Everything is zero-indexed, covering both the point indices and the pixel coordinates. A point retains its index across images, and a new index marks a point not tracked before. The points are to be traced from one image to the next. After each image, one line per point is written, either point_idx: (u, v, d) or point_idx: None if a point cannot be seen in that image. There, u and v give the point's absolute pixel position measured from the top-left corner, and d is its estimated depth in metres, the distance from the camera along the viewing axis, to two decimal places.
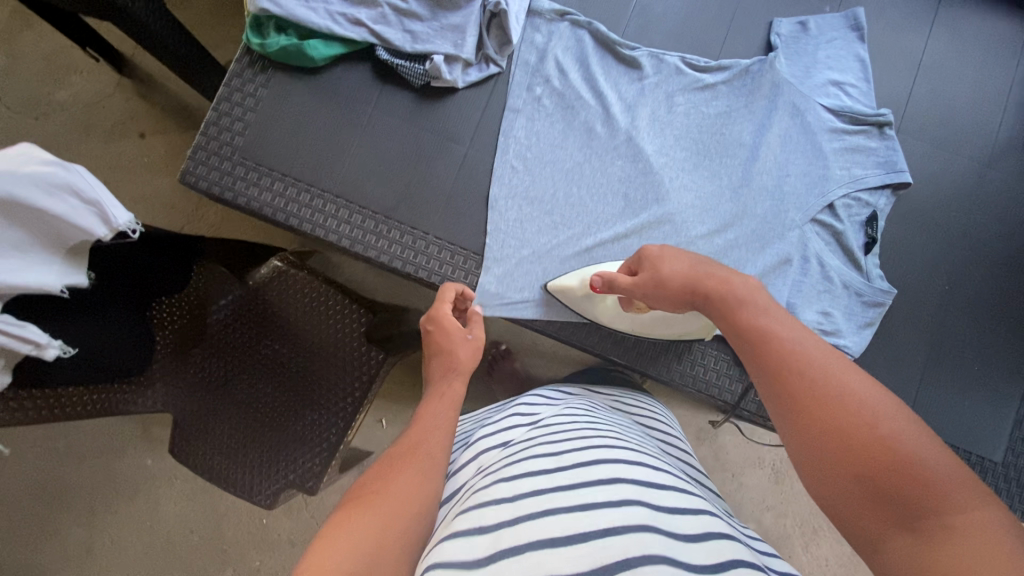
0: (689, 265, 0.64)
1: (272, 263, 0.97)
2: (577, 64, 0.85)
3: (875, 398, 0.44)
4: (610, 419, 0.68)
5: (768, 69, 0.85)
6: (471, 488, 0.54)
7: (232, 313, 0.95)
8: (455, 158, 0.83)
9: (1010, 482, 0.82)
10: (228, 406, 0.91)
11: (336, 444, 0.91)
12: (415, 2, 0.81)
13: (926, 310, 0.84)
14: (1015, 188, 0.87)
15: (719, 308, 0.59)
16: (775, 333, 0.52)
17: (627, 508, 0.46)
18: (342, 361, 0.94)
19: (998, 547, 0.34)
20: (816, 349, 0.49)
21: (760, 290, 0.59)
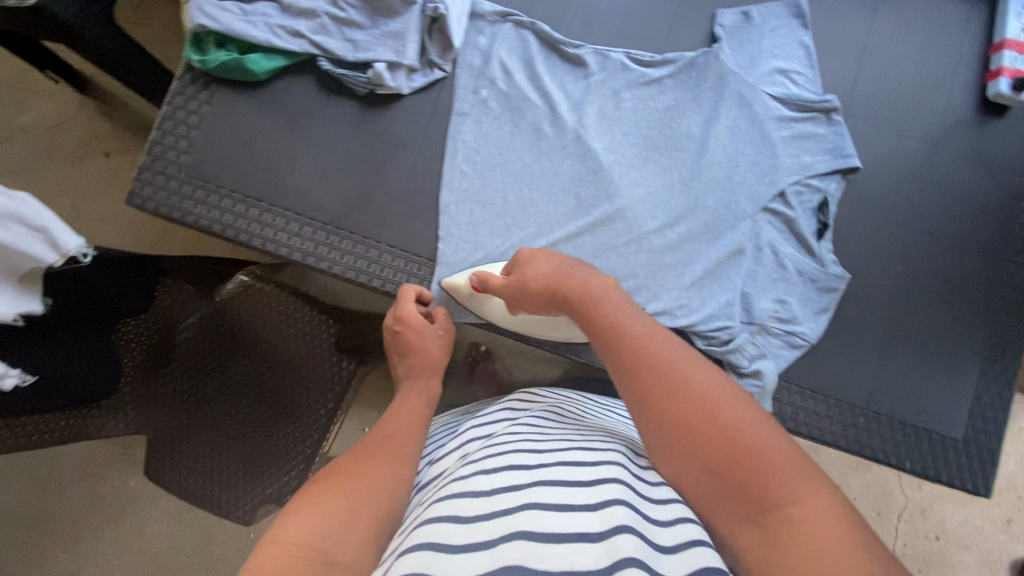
0: (554, 269, 0.68)
1: (237, 278, 0.96)
2: (522, 65, 0.84)
3: (714, 392, 0.50)
4: (589, 411, 0.68)
5: (713, 61, 0.85)
6: (451, 477, 0.53)
7: (201, 330, 0.94)
8: (404, 165, 0.83)
9: (970, 457, 0.83)
10: (204, 425, 0.89)
11: (313, 456, 0.91)
12: (354, 11, 0.80)
13: (884, 292, 0.85)
14: (964, 166, 0.88)
15: (581, 305, 0.62)
16: (629, 333, 0.57)
17: (604, 512, 0.45)
18: (314, 373, 0.94)
19: (824, 526, 0.41)
20: (664, 345, 0.55)
21: (614, 287, 0.63)
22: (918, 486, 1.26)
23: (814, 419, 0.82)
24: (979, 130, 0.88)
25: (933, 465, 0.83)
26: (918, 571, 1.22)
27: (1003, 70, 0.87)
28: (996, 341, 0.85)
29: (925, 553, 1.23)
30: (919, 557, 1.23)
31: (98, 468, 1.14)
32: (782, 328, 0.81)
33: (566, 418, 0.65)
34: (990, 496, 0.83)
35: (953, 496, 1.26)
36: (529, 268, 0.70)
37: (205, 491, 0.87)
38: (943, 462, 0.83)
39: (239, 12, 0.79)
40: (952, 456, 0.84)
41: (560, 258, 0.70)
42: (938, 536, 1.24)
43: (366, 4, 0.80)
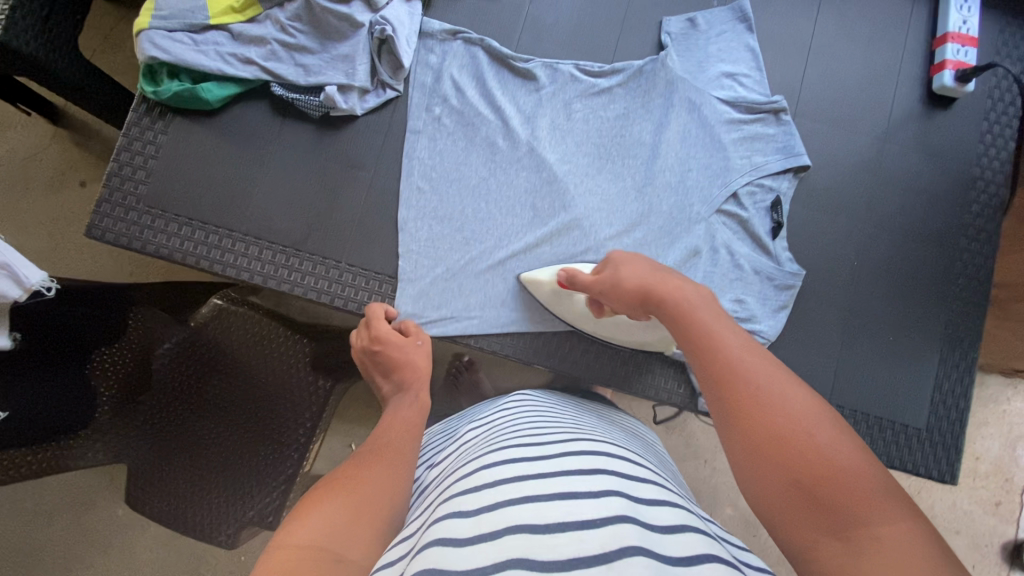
0: (651, 273, 0.65)
1: (211, 303, 0.97)
2: (473, 80, 0.86)
3: (795, 396, 0.46)
4: (588, 422, 0.69)
5: (660, 68, 0.87)
6: (453, 478, 0.54)
7: (177, 356, 0.93)
8: (361, 184, 0.83)
9: (935, 445, 0.84)
10: (183, 451, 0.88)
11: (293, 474, 0.91)
12: (303, 36, 0.81)
13: (842, 286, 0.86)
14: (914, 158, 0.89)
15: (666, 306, 0.60)
16: (715, 336, 0.53)
17: (605, 498, 0.45)
18: (291, 394, 0.94)
19: (917, 554, 0.36)
20: (744, 347, 0.52)
21: (697, 292, 0.60)
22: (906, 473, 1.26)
23: None
24: (926, 123, 0.90)
25: (898, 455, 0.84)
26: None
27: (947, 63, 0.88)
28: (954, 329, 0.87)
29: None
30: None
31: (86, 497, 1.14)
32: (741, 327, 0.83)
33: (559, 419, 0.66)
34: (956, 482, 0.84)
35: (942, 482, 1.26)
36: (624, 272, 0.67)
37: (186, 516, 0.86)
38: (907, 452, 0.84)
39: (190, 42, 0.80)
40: (917, 445, 0.85)
41: (654, 265, 0.67)
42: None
43: (315, 29, 0.81)
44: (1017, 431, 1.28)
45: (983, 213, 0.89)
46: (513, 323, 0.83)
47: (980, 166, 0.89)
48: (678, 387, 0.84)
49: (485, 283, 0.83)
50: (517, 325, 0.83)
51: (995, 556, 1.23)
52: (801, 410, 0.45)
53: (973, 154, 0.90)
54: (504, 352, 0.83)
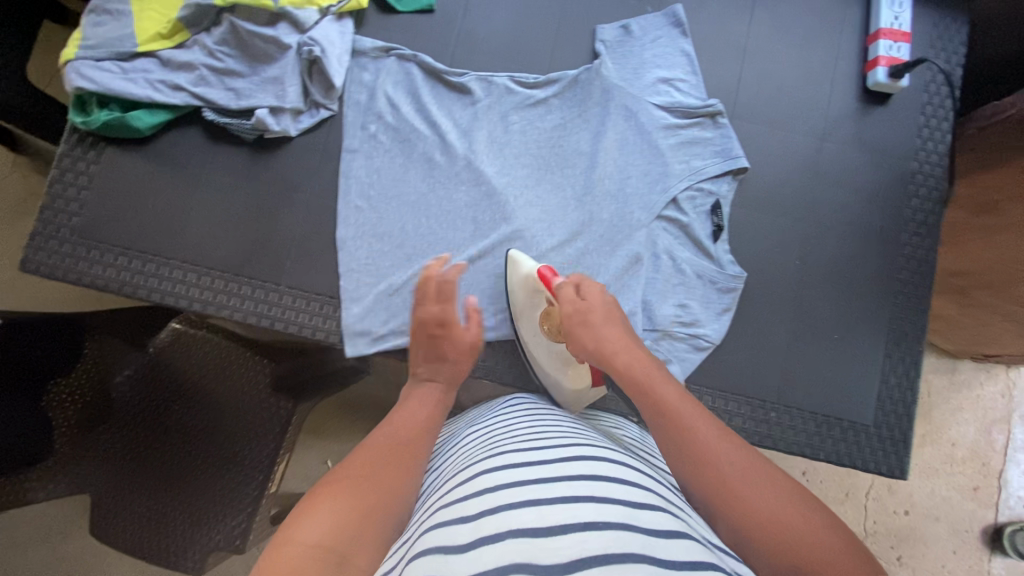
0: (617, 334, 0.67)
1: (169, 327, 0.93)
2: (409, 96, 0.86)
3: (769, 484, 0.49)
4: (585, 428, 0.68)
5: (595, 77, 0.87)
6: (453, 481, 0.54)
7: (136, 382, 0.91)
8: (299, 206, 0.83)
9: (883, 440, 0.85)
10: (146, 477, 0.87)
11: (258, 495, 0.87)
12: (231, 60, 0.81)
13: (786, 285, 0.87)
14: (852, 156, 0.90)
15: (636, 381, 0.62)
16: (686, 421, 0.55)
17: (609, 505, 0.44)
18: (254, 418, 0.90)
19: None
20: (713, 429, 0.55)
21: (657, 369, 0.63)
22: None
23: (728, 417, 0.83)
24: (862, 120, 0.91)
25: (847, 453, 0.85)
26: (891, 547, 1.23)
27: (879, 60, 0.89)
28: (898, 324, 0.87)
29: (896, 528, 1.24)
30: (890, 533, 1.24)
31: (59, 527, 1.12)
32: (684, 332, 0.83)
33: (560, 425, 0.65)
34: (906, 477, 0.85)
35: (920, 469, 1.27)
36: (595, 327, 0.68)
37: (154, 547, 0.85)
38: (857, 449, 0.85)
39: (119, 71, 0.80)
40: (867, 442, 0.85)
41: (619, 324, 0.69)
42: (908, 511, 1.25)
43: (243, 52, 0.81)
44: (991, 416, 1.29)
45: (923, 207, 0.89)
46: None
47: (918, 159, 0.90)
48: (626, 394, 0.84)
49: None
50: None
51: (976, 541, 1.24)
52: (777, 498, 0.48)
53: (910, 149, 0.91)
54: None
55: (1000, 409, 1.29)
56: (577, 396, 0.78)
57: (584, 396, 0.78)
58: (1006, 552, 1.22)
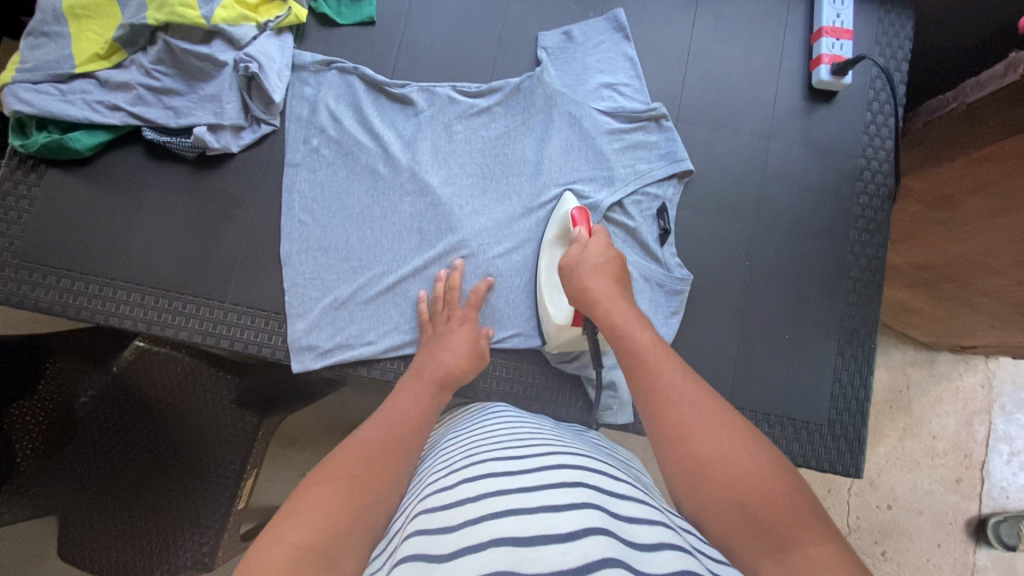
0: (602, 282, 0.69)
1: (132, 343, 0.86)
2: (351, 109, 0.85)
3: (724, 419, 0.51)
4: (571, 437, 0.68)
5: (538, 84, 0.87)
6: (435, 488, 0.53)
7: (100, 401, 0.86)
8: (243, 222, 0.83)
9: (838, 439, 0.85)
10: (112, 498, 0.82)
11: (224, 514, 0.81)
12: (169, 78, 0.80)
13: (736, 286, 0.87)
14: (800, 155, 0.90)
15: (613, 328, 0.64)
16: (656, 364, 0.57)
17: (592, 516, 0.43)
18: (219, 435, 0.83)
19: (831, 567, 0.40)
20: (677, 370, 0.57)
21: (638, 316, 0.65)
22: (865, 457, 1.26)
23: None
24: (808, 118, 0.91)
25: (801, 453, 0.84)
26: (874, 542, 1.23)
27: (822, 58, 0.89)
28: (850, 321, 0.87)
29: (879, 523, 1.24)
30: (874, 528, 1.24)
31: (38, 549, 1.12)
32: None
33: (537, 432, 0.64)
34: (861, 475, 0.84)
35: (902, 462, 1.26)
36: (583, 276, 0.71)
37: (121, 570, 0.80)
38: (812, 449, 0.84)
39: (56, 92, 0.79)
40: (820, 441, 0.85)
41: (606, 270, 0.71)
42: (890, 505, 1.24)
43: (180, 71, 0.81)
44: (972, 407, 1.28)
45: (871, 204, 0.89)
46: (407, 349, 0.82)
47: (866, 157, 0.90)
48: (568, 400, 0.84)
49: (375, 310, 0.82)
50: (411, 350, 0.82)
51: (960, 534, 1.23)
52: (729, 435, 0.50)
53: (857, 146, 0.91)
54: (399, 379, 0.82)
55: (980, 400, 1.28)
56: (558, 332, 0.79)
57: (564, 334, 0.78)
58: (990, 544, 1.21)
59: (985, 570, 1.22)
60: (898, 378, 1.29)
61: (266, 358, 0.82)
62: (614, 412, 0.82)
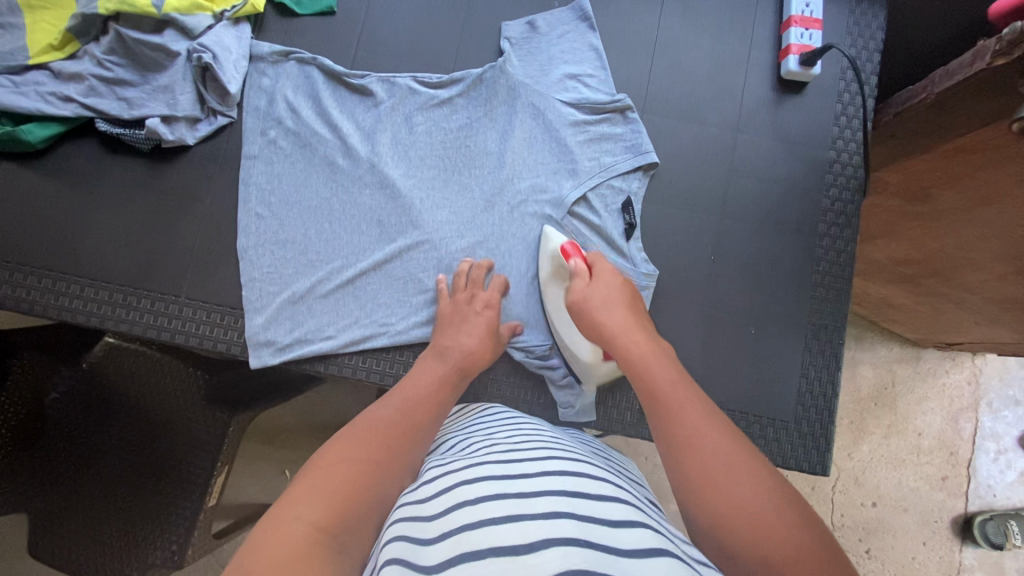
0: (620, 316, 0.69)
1: (102, 342, 0.84)
2: (310, 100, 0.84)
3: (746, 467, 0.49)
4: (571, 439, 0.66)
5: (500, 75, 0.86)
6: (428, 489, 0.51)
7: (69, 399, 0.81)
8: (200, 216, 0.82)
9: (806, 436, 0.83)
10: (88, 496, 0.78)
11: (193, 515, 0.76)
12: (122, 69, 0.79)
13: (703, 281, 0.86)
14: (770, 147, 0.88)
15: (634, 367, 0.63)
16: (677, 406, 0.56)
17: (592, 525, 0.41)
18: (194, 431, 0.79)
19: None
20: (697, 412, 0.55)
21: (660, 354, 0.64)
22: (850, 454, 1.25)
23: (642, 416, 0.82)
24: (778, 110, 0.89)
25: (770, 451, 0.83)
26: (859, 540, 1.22)
27: (791, 48, 0.87)
28: (818, 316, 0.85)
29: (864, 521, 1.23)
30: (858, 526, 1.22)
31: (8, 547, 1.11)
32: None
33: (540, 432, 0.62)
34: (828, 473, 0.83)
35: (887, 460, 1.25)
36: (596, 312, 0.70)
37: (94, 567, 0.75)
38: (779, 447, 0.83)
39: (9, 84, 0.77)
40: (790, 439, 0.83)
41: (626, 305, 0.71)
42: (875, 503, 1.23)
43: (134, 61, 0.80)
44: (959, 403, 1.26)
45: (841, 197, 0.88)
46: (366, 343, 0.80)
47: (835, 149, 0.89)
48: (534, 397, 0.82)
49: (335, 304, 0.80)
50: (371, 345, 0.80)
51: (946, 532, 1.22)
52: (752, 486, 0.48)
53: (827, 138, 0.89)
54: (357, 375, 0.80)
55: (967, 397, 1.27)
56: (593, 368, 0.77)
57: (598, 370, 0.77)
58: (976, 542, 1.20)
59: (971, 568, 1.21)
60: (883, 375, 1.28)
61: (221, 353, 0.80)
62: (576, 412, 0.80)
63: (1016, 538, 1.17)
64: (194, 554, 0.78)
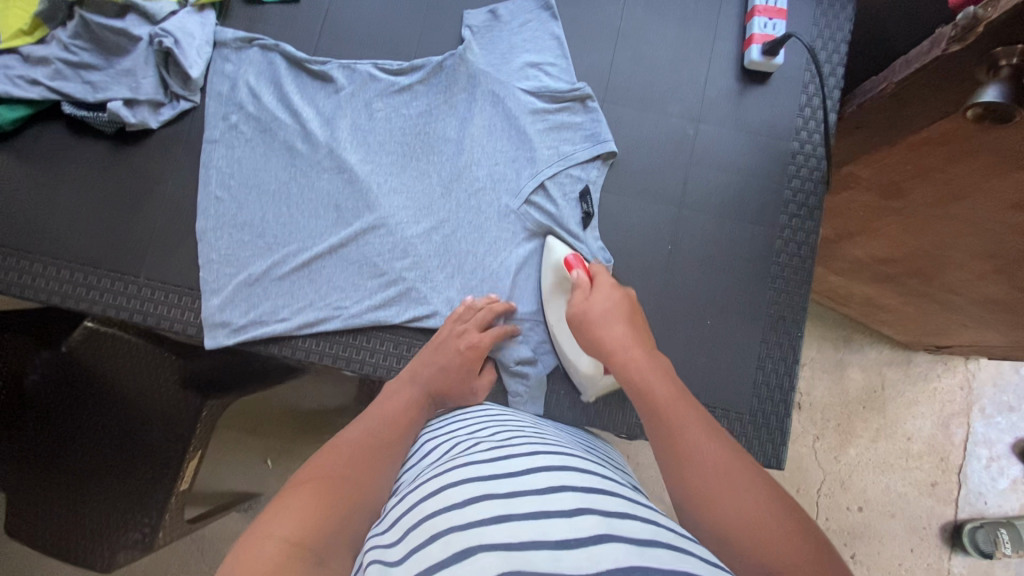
0: (620, 327, 0.66)
1: (83, 325, 0.85)
2: (271, 86, 0.85)
3: (744, 475, 0.49)
4: (557, 434, 0.65)
5: (460, 63, 0.86)
6: (413, 495, 0.50)
7: (50, 379, 0.81)
8: (161, 198, 0.83)
9: (759, 429, 0.82)
10: (68, 482, 0.77)
11: (165, 498, 0.77)
12: (86, 54, 0.81)
13: (660, 271, 0.85)
14: (731, 137, 0.88)
15: (630, 380, 0.61)
16: (675, 421, 0.54)
17: (579, 518, 0.40)
18: (171, 417, 0.80)
19: None
20: (693, 424, 0.54)
21: (658, 363, 0.62)
22: (837, 457, 1.23)
23: (595, 405, 0.82)
24: (740, 100, 0.89)
25: None
26: (844, 545, 1.19)
27: (753, 38, 0.87)
28: (776, 308, 0.85)
29: (849, 526, 1.20)
30: (843, 531, 1.20)
31: None
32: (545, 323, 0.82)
33: (527, 429, 0.61)
34: (783, 467, 0.82)
35: (874, 464, 1.22)
36: (594, 327, 0.67)
37: (64, 548, 0.75)
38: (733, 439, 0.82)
39: None
40: (753, 433, 0.82)
41: (626, 314, 0.68)
42: (861, 507, 1.21)
43: (98, 46, 0.82)
44: (950, 409, 1.24)
45: (803, 187, 0.87)
46: (320, 326, 0.80)
47: (799, 140, 0.88)
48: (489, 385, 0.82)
49: (290, 286, 0.81)
50: (325, 328, 0.80)
51: (934, 539, 1.19)
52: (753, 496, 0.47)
53: (792, 129, 0.89)
54: (312, 358, 0.80)
55: (959, 402, 1.24)
56: (592, 380, 0.78)
57: (599, 383, 0.78)
58: (966, 551, 1.17)
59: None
60: (872, 378, 1.25)
61: (179, 333, 0.81)
62: (523, 401, 0.81)
63: (1006, 547, 1.13)
64: (165, 537, 0.78)
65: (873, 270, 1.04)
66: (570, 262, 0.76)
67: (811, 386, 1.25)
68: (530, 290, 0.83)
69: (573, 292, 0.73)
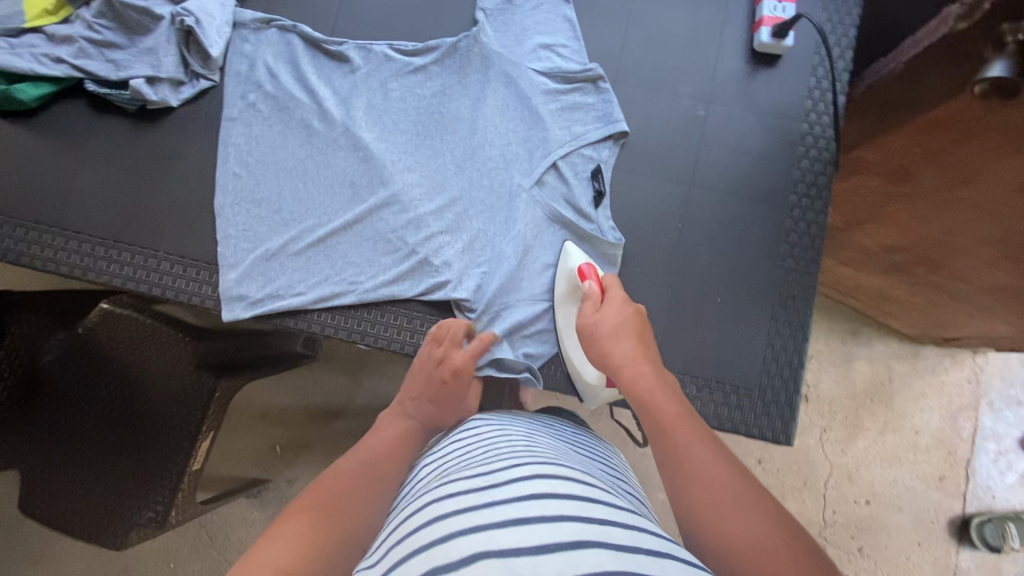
0: (630, 343, 0.66)
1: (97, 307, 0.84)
2: (289, 67, 0.87)
3: (747, 496, 0.50)
4: (550, 442, 0.64)
5: (474, 43, 0.88)
6: (399, 516, 0.49)
7: (67, 356, 0.83)
8: (181, 175, 0.85)
9: (768, 406, 0.83)
10: (79, 468, 0.79)
11: (176, 481, 0.78)
12: (110, 32, 0.83)
13: (669, 249, 0.86)
14: (741, 118, 0.89)
15: (639, 399, 0.62)
16: (681, 443, 0.55)
17: (559, 523, 0.39)
18: (183, 399, 0.81)
19: None
20: (699, 446, 0.55)
21: (666, 383, 0.63)
22: (844, 450, 1.22)
23: None
24: (751, 82, 0.90)
25: (728, 418, 0.83)
26: (851, 538, 1.19)
27: (763, 20, 0.88)
28: (786, 288, 0.85)
29: (856, 518, 1.20)
30: (850, 524, 1.20)
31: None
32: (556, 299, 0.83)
33: (516, 437, 0.60)
34: (791, 443, 0.83)
35: (883, 457, 1.22)
36: (603, 341, 0.68)
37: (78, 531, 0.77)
38: (742, 416, 0.83)
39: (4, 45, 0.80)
40: (762, 409, 0.83)
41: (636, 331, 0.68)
42: (869, 500, 1.21)
43: (121, 25, 0.84)
44: (959, 402, 1.24)
45: (812, 168, 0.88)
46: (336, 301, 0.82)
47: (809, 121, 0.90)
48: None
49: (307, 262, 0.82)
50: (340, 303, 0.81)
51: (942, 532, 1.19)
52: (755, 517, 0.48)
53: (802, 111, 0.91)
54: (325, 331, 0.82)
55: (967, 395, 1.24)
56: (595, 392, 0.80)
57: (601, 393, 0.80)
58: (973, 544, 1.17)
59: (967, 571, 1.17)
60: (881, 370, 1.25)
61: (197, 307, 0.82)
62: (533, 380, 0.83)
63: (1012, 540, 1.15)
64: (177, 518, 0.80)
65: (881, 259, 1.05)
66: (586, 271, 0.78)
67: (818, 377, 1.25)
68: (542, 267, 0.84)
69: (583, 303, 0.73)
